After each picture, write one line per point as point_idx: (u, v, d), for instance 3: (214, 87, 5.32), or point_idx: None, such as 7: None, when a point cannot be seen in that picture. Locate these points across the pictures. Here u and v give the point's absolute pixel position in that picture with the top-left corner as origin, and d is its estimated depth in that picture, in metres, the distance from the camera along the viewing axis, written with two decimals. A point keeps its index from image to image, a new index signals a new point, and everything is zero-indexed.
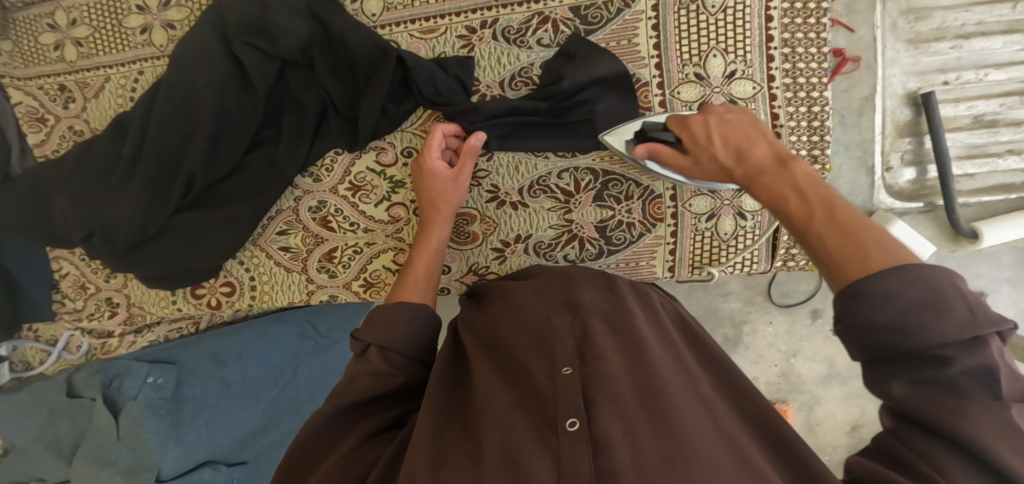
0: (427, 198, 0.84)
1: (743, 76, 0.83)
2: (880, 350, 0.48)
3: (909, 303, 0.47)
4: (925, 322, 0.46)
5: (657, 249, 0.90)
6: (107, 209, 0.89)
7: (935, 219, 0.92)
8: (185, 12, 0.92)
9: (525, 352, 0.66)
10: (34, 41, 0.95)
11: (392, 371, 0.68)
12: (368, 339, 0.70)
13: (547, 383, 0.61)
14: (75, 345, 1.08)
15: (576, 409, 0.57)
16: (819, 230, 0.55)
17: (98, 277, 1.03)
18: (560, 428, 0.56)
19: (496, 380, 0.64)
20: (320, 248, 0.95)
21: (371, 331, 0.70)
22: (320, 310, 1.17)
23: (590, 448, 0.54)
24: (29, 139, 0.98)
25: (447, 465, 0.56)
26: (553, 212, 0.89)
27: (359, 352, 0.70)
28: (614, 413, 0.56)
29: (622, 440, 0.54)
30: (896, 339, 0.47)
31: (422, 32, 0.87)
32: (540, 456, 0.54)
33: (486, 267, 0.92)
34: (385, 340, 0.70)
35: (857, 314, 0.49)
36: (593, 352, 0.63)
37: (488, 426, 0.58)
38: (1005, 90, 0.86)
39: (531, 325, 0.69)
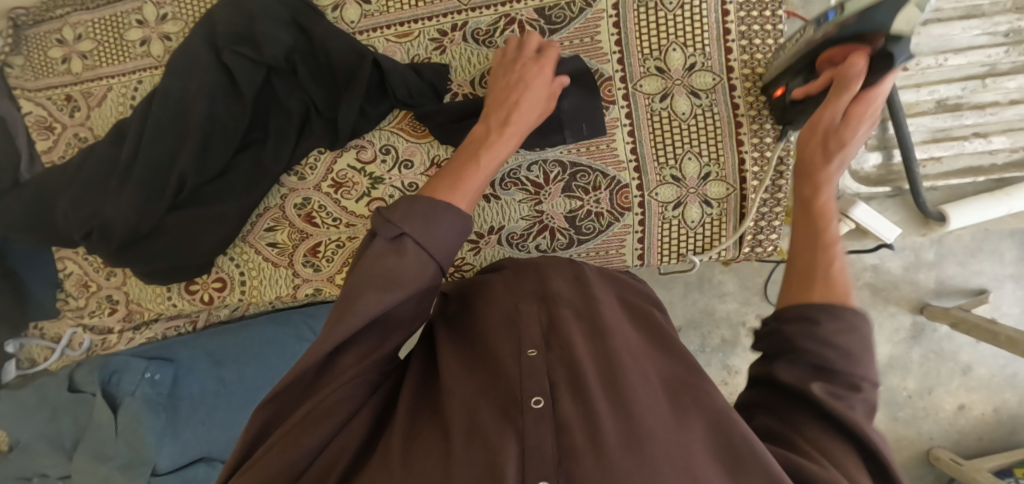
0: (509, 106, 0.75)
1: (703, 68, 0.86)
2: (813, 362, 0.56)
3: (859, 340, 0.56)
4: (860, 357, 0.56)
5: (625, 238, 0.91)
6: (105, 206, 0.95)
7: (903, 203, 0.93)
8: (180, 24, 0.98)
9: (493, 334, 0.68)
10: (45, 56, 1.03)
11: (417, 277, 0.59)
12: (406, 228, 0.60)
13: (512, 364, 0.62)
14: (78, 342, 1.13)
15: (542, 389, 0.58)
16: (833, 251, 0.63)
17: (100, 276, 1.09)
18: (525, 406, 0.57)
19: (463, 364, 0.66)
20: (305, 243, 0.99)
21: (419, 218, 0.61)
22: (318, 312, 1.16)
23: (553, 426, 0.54)
24: (38, 146, 1.05)
25: (421, 439, 0.57)
26: (524, 203, 0.91)
27: (390, 235, 0.60)
28: (575, 396, 0.58)
29: (583, 419, 0.55)
30: (835, 356, 0.55)
31: (397, 36, 0.92)
32: (504, 432, 0.55)
33: (462, 258, 0.95)
34: (424, 239, 0.60)
35: (822, 325, 0.57)
36: (558, 339, 0.65)
37: (455, 403, 0.60)
38: (966, 75, 0.87)
39: (502, 314, 0.71)
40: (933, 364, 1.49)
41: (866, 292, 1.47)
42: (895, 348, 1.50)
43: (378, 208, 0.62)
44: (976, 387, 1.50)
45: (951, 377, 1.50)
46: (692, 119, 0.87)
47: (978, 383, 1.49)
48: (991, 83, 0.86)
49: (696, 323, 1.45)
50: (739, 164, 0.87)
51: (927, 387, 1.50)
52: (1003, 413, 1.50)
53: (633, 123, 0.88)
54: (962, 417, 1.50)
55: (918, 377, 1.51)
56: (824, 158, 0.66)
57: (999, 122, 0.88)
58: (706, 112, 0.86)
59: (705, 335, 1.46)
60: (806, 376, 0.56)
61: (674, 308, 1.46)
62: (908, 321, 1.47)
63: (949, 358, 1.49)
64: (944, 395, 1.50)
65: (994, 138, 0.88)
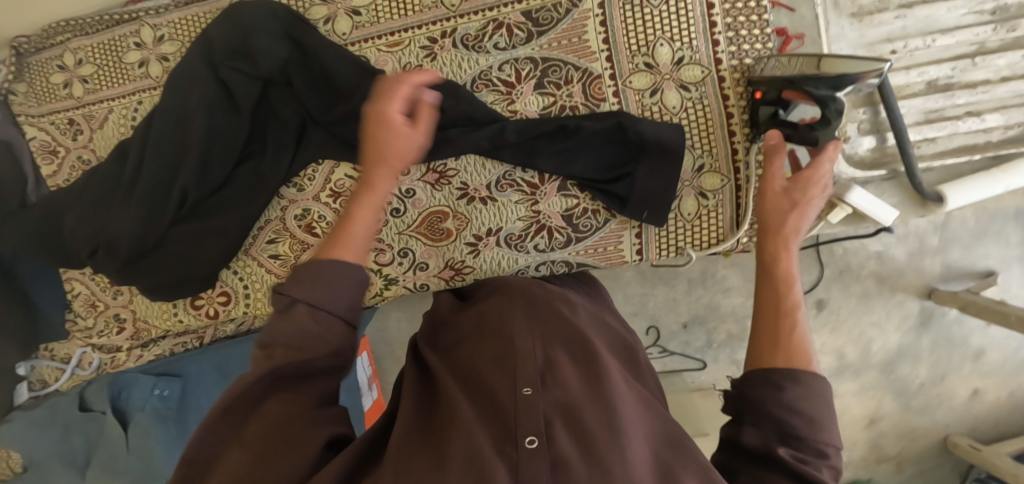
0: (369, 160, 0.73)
1: (691, 61, 0.87)
2: (777, 428, 0.61)
3: (816, 409, 0.61)
4: (820, 424, 0.61)
5: (623, 233, 0.92)
6: (109, 224, 0.97)
7: (899, 185, 0.90)
8: (177, 45, 1.00)
9: (489, 365, 0.69)
10: (47, 82, 1.06)
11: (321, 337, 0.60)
12: (294, 296, 0.60)
13: (508, 399, 0.64)
14: (87, 362, 1.14)
15: (537, 427, 0.60)
16: (784, 316, 0.69)
17: (107, 295, 1.10)
18: (521, 444, 0.59)
19: (459, 393, 0.67)
20: (307, 253, 1.00)
21: (299, 287, 0.61)
22: None
23: (548, 465, 0.57)
24: (44, 171, 1.08)
25: (418, 462, 0.59)
26: (521, 204, 0.92)
27: (280, 307, 0.61)
28: (570, 437, 0.60)
29: (577, 460, 0.58)
30: (798, 421, 0.61)
31: (388, 46, 0.93)
32: (500, 466, 0.57)
33: (462, 261, 0.95)
34: (316, 299, 0.61)
35: (785, 392, 0.62)
36: (553, 376, 0.67)
37: (454, 430, 0.61)
38: (956, 54, 0.87)
39: (494, 347, 0.72)
40: (945, 351, 1.49)
41: (871, 282, 1.47)
42: (905, 336, 1.49)
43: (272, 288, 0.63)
44: (990, 372, 1.49)
45: (962, 363, 1.49)
46: (683, 112, 0.88)
47: (991, 368, 1.49)
48: (981, 61, 0.86)
49: (701, 319, 1.48)
50: (732, 155, 0.88)
51: (939, 373, 1.50)
52: (1018, 396, 1.50)
53: None
54: (978, 402, 1.50)
55: (929, 365, 1.50)
56: (780, 216, 0.75)
57: (992, 99, 0.87)
58: (696, 104, 0.87)
59: (711, 330, 1.50)
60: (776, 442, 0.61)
61: (678, 305, 1.48)
62: (917, 308, 1.47)
63: (961, 343, 1.48)
64: (958, 381, 1.50)
65: (987, 116, 0.88)
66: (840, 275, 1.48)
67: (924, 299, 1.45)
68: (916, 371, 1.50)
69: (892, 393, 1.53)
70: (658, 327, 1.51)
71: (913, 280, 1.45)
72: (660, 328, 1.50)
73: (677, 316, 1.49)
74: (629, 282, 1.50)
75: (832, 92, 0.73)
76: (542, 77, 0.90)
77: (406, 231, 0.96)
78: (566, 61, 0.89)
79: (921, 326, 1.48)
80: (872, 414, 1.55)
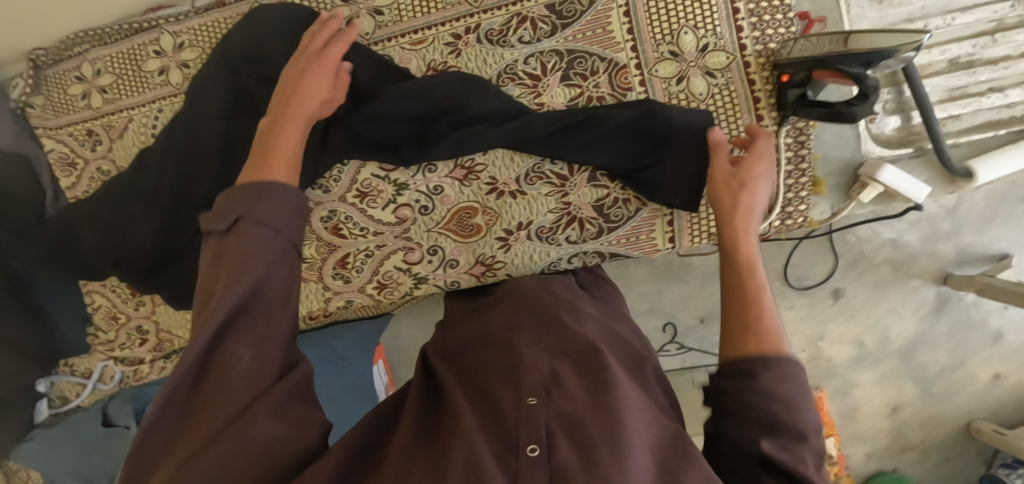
0: (292, 101, 0.76)
1: (716, 48, 0.87)
2: (754, 412, 0.57)
3: (790, 392, 0.58)
4: (800, 407, 0.58)
5: (655, 222, 0.92)
6: (133, 235, 0.95)
7: (927, 163, 0.88)
8: (196, 51, 1.00)
9: (496, 379, 0.65)
10: (64, 94, 1.05)
11: (269, 247, 0.59)
12: (238, 213, 0.60)
13: (512, 411, 0.59)
14: (110, 376, 1.12)
15: (539, 435, 0.55)
16: (739, 301, 0.67)
17: (128, 306, 1.08)
18: (520, 453, 0.53)
19: (463, 406, 0.63)
20: (334, 255, 0.99)
21: (240, 205, 0.61)
22: (336, 332, 1.07)
23: (548, 476, 0.51)
24: (61, 183, 1.07)
25: (410, 474, 0.54)
26: (551, 196, 0.92)
27: (222, 229, 0.60)
28: (574, 447, 0.55)
29: (580, 471, 0.52)
30: (777, 408, 0.57)
31: (412, 44, 0.93)
32: (498, 475, 0.51)
33: (493, 256, 0.95)
34: (260, 215, 0.60)
35: (758, 377, 0.59)
36: (560, 389, 0.61)
37: (454, 441, 0.56)
38: (975, 32, 0.88)
39: (503, 362, 0.68)
40: (962, 335, 1.49)
41: (886, 269, 1.48)
42: (921, 322, 1.49)
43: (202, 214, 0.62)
44: (1009, 355, 1.48)
45: (980, 347, 1.49)
46: (709, 98, 0.88)
47: (1010, 351, 1.48)
48: (1001, 38, 0.87)
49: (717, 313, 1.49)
50: None
51: (959, 359, 1.49)
52: None
53: None
54: (999, 386, 1.49)
55: (947, 350, 1.50)
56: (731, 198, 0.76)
57: (1013, 74, 0.89)
58: (722, 90, 0.88)
59: None
60: (757, 431, 0.57)
61: (694, 300, 1.52)
62: (933, 293, 1.47)
63: (978, 327, 1.48)
64: (978, 366, 1.50)
65: (1010, 91, 0.89)
66: (854, 264, 1.49)
67: (940, 285, 1.45)
68: (935, 357, 1.50)
69: (912, 381, 1.52)
70: (674, 324, 1.53)
71: (928, 266, 1.46)
72: (677, 325, 1.53)
73: (694, 311, 1.52)
74: (643, 279, 1.52)
75: (864, 68, 0.73)
76: (568, 69, 0.90)
77: (436, 228, 0.95)
78: (591, 52, 0.90)
79: (938, 311, 1.48)
80: (894, 403, 1.53)
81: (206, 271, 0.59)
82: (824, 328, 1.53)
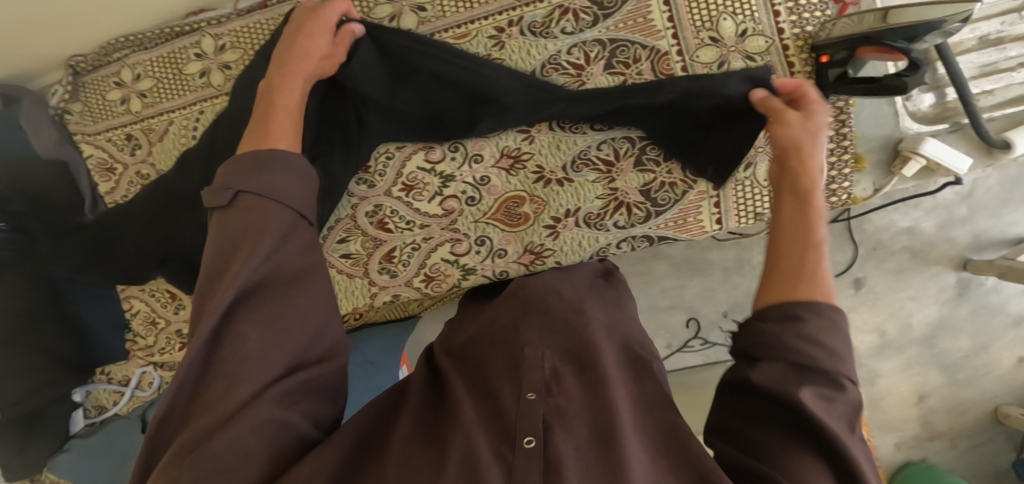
0: (292, 55, 0.79)
1: (754, 33, 0.90)
2: (788, 361, 0.58)
3: (834, 344, 0.59)
4: (836, 356, 0.58)
5: (702, 203, 0.93)
6: (183, 233, 0.96)
7: (966, 137, 0.92)
8: (238, 53, 1.01)
9: (497, 373, 0.68)
10: (103, 99, 1.06)
11: (272, 217, 0.64)
12: (239, 187, 0.64)
13: (511, 405, 0.62)
14: (147, 382, 1.09)
15: (535, 430, 0.59)
16: (785, 259, 0.68)
17: (168, 310, 1.07)
18: (517, 445, 0.57)
19: (465, 399, 0.66)
20: (380, 250, 0.99)
21: (243, 179, 0.65)
22: (366, 337, 1.17)
23: (542, 466, 0.55)
24: (100, 188, 1.06)
25: (413, 464, 0.57)
26: (597, 183, 0.93)
27: (226, 202, 0.64)
28: (568, 439, 0.58)
29: (572, 463, 0.56)
30: (818, 356, 0.57)
31: (455, 38, 0.94)
32: (497, 468, 0.55)
33: (541, 244, 0.96)
34: (259, 188, 0.64)
35: (806, 323, 0.60)
36: (557, 385, 0.65)
37: (455, 434, 0.60)
38: (1003, 10, 0.91)
39: (506, 357, 0.71)
40: (984, 318, 1.50)
41: (905, 256, 1.48)
42: (943, 307, 1.50)
43: (203, 189, 0.66)
44: None
45: (1003, 331, 1.50)
46: None
47: None
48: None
49: (740, 308, 1.51)
50: None
51: (982, 343, 1.50)
52: None
53: None
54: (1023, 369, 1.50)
55: (970, 335, 1.51)
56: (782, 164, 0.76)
57: None
58: None
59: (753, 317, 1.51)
60: (799, 379, 0.56)
61: (716, 294, 1.51)
62: (953, 279, 1.49)
63: (1000, 312, 1.50)
64: (1001, 350, 1.51)
65: None
66: (873, 252, 1.49)
67: (960, 271, 1.47)
68: (957, 342, 1.50)
69: (937, 368, 1.52)
70: (698, 318, 1.53)
71: (946, 252, 1.48)
72: (700, 319, 1.52)
73: (717, 306, 1.52)
74: (665, 276, 1.52)
75: (909, 43, 0.76)
76: (611, 57, 0.92)
77: (483, 219, 0.96)
78: (633, 40, 0.92)
79: (959, 296, 1.49)
80: (921, 390, 1.53)
81: (219, 244, 0.62)
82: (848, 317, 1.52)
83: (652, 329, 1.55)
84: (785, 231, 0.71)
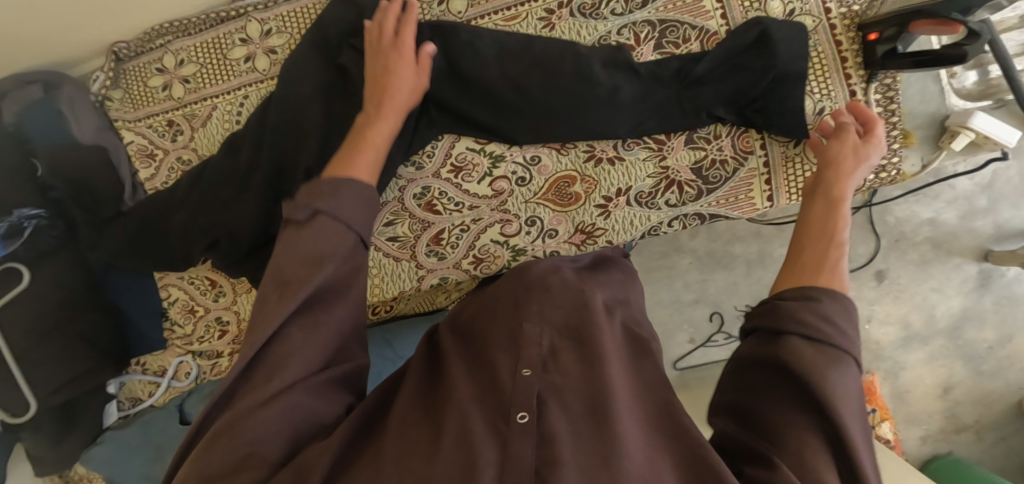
0: (386, 92, 0.82)
1: (802, 12, 0.91)
2: (790, 324, 0.59)
3: (843, 325, 0.59)
4: (845, 332, 0.58)
5: (752, 181, 0.94)
6: (231, 213, 0.94)
7: (1009, 112, 0.94)
8: (285, 37, 1.01)
9: (496, 349, 0.68)
10: (144, 85, 1.05)
11: (337, 247, 0.61)
12: (316, 207, 0.61)
13: (507, 380, 0.61)
14: (184, 372, 1.08)
15: (529, 405, 0.58)
16: (807, 249, 0.72)
17: (207, 298, 1.05)
18: (511, 419, 0.56)
19: (461, 376, 0.66)
20: (428, 232, 0.98)
21: (318, 199, 0.62)
22: (397, 331, 1.15)
23: (536, 439, 0.54)
24: (141, 174, 1.06)
25: (408, 437, 0.57)
26: (649, 161, 0.94)
27: (301, 218, 0.61)
28: (562, 414, 0.58)
29: (566, 437, 0.55)
30: (831, 332, 0.57)
31: (505, 20, 0.95)
32: (489, 441, 0.54)
33: (593, 223, 0.97)
34: (336, 213, 0.62)
35: (822, 305, 0.60)
36: (555, 364, 0.64)
37: (450, 410, 0.59)
38: None
39: (505, 333, 0.70)
40: (1008, 311, 1.45)
41: (927, 248, 1.46)
42: (966, 299, 1.46)
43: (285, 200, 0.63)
44: None
45: None
46: None
47: None
48: None
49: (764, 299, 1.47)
50: (850, 96, 0.91)
51: (1006, 335, 1.46)
52: None
53: None
54: None
55: (994, 326, 1.46)
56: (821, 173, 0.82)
57: None
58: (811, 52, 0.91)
59: None
60: (819, 357, 0.56)
61: (740, 288, 1.48)
62: (974, 271, 1.45)
63: None
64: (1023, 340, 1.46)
65: None
66: (895, 244, 1.47)
67: (980, 261, 1.44)
68: (981, 333, 1.46)
69: (962, 360, 1.48)
70: (721, 312, 1.49)
71: (966, 243, 1.45)
72: (724, 313, 1.49)
73: (740, 300, 1.48)
74: (688, 270, 1.49)
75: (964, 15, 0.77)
76: (661, 37, 0.93)
77: (533, 199, 0.96)
78: (683, 21, 0.93)
79: (980, 288, 1.46)
80: (946, 383, 1.48)
81: (282, 255, 0.60)
82: (871, 309, 1.49)
83: (676, 324, 1.51)
84: (806, 212, 0.78)
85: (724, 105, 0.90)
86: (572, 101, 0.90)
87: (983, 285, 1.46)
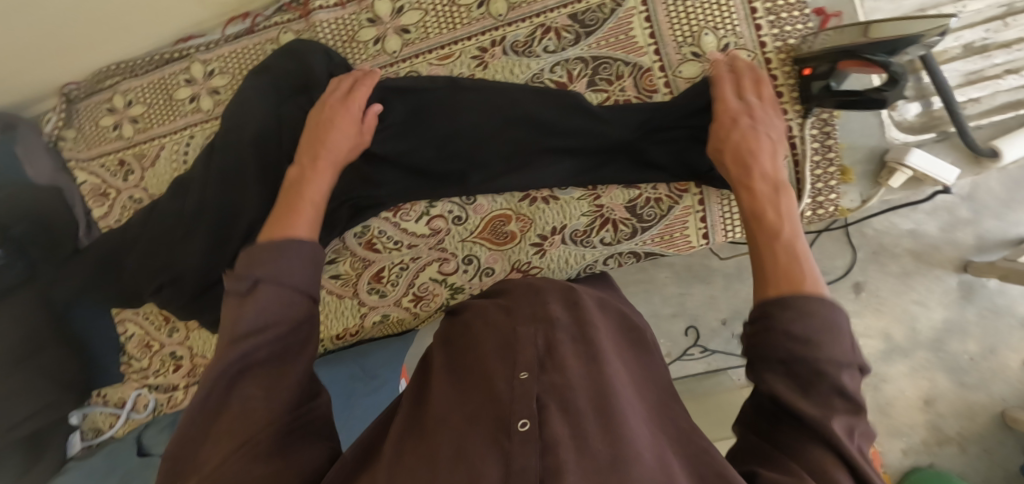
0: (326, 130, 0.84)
1: (736, 47, 0.89)
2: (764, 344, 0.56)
3: (821, 320, 0.55)
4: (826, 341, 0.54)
5: (688, 219, 0.93)
6: (175, 257, 0.96)
7: (951, 146, 0.93)
8: (227, 78, 1.02)
9: (487, 355, 0.61)
10: (97, 125, 1.08)
11: (285, 309, 0.62)
12: (257, 274, 0.62)
13: (501, 386, 0.56)
14: (143, 404, 1.12)
15: (531, 411, 0.52)
16: (762, 242, 0.68)
17: (161, 334, 1.10)
18: (512, 430, 0.51)
19: (451, 390, 0.60)
20: (369, 271, 0.99)
21: (257, 267, 0.63)
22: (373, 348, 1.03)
23: (540, 448, 0.49)
24: (94, 213, 1.08)
25: (401, 467, 0.52)
26: (583, 200, 0.94)
27: (244, 289, 0.62)
28: (565, 418, 0.52)
29: (570, 442, 0.50)
30: (795, 345, 0.54)
31: (439, 59, 0.95)
32: (489, 458, 0.49)
33: (528, 262, 0.97)
34: (276, 274, 0.63)
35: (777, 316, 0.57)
36: (554, 361, 0.58)
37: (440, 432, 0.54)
38: (987, 17, 0.91)
39: (495, 336, 0.63)
40: (990, 322, 1.33)
41: (907, 261, 1.34)
42: (948, 310, 1.34)
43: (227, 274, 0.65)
44: None
45: (1011, 333, 1.33)
46: None
47: None
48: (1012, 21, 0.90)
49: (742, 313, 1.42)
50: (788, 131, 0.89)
51: (990, 346, 1.33)
52: None
53: (671, 92, 0.91)
54: None
55: (977, 338, 1.33)
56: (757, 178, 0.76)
57: None
58: None
59: None
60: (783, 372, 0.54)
61: (717, 302, 1.43)
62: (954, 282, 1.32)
63: (1005, 313, 1.33)
64: (1006, 351, 1.33)
65: None
66: (874, 256, 1.36)
67: (959, 273, 1.31)
68: (963, 346, 1.33)
69: (943, 371, 1.34)
70: (697, 327, 1.44)
71: (946, 254, 1.32)
72: (699, 327, 1.44)
73: (717, 313, 1.43)
74: (666, 283, 1.45)
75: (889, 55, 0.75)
76: (593, 75, 0.92)
77: (470, 238, 0.97)
78: (615, 57, 0.92)
79: (960, 299, 1.33)
80: (927, 394, 1.34)
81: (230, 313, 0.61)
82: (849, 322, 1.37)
83: None
84: (761, 214, 0.71)
85: (670, 153, 0.89)
86: (531, 154, 0.92)
87: (965, 297, 1.34)
